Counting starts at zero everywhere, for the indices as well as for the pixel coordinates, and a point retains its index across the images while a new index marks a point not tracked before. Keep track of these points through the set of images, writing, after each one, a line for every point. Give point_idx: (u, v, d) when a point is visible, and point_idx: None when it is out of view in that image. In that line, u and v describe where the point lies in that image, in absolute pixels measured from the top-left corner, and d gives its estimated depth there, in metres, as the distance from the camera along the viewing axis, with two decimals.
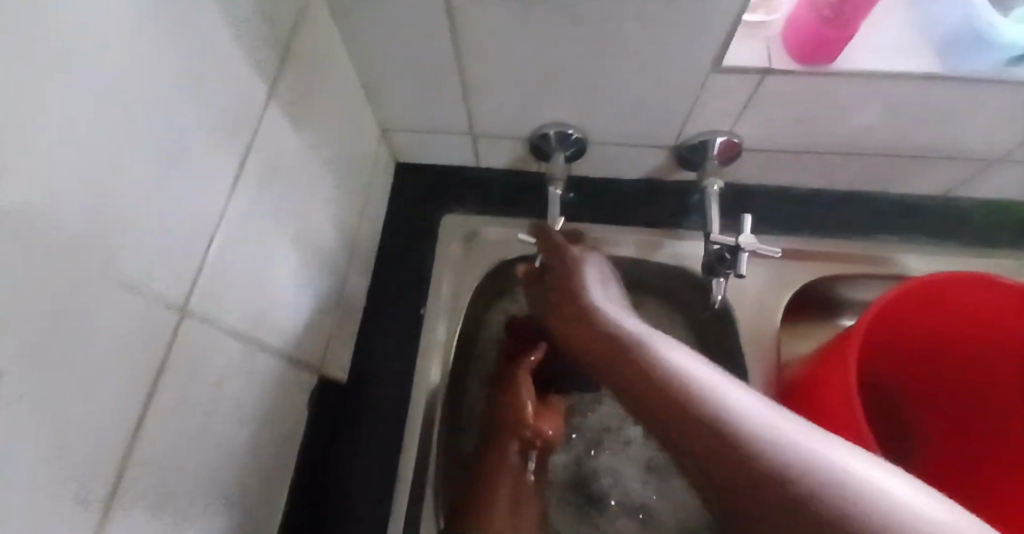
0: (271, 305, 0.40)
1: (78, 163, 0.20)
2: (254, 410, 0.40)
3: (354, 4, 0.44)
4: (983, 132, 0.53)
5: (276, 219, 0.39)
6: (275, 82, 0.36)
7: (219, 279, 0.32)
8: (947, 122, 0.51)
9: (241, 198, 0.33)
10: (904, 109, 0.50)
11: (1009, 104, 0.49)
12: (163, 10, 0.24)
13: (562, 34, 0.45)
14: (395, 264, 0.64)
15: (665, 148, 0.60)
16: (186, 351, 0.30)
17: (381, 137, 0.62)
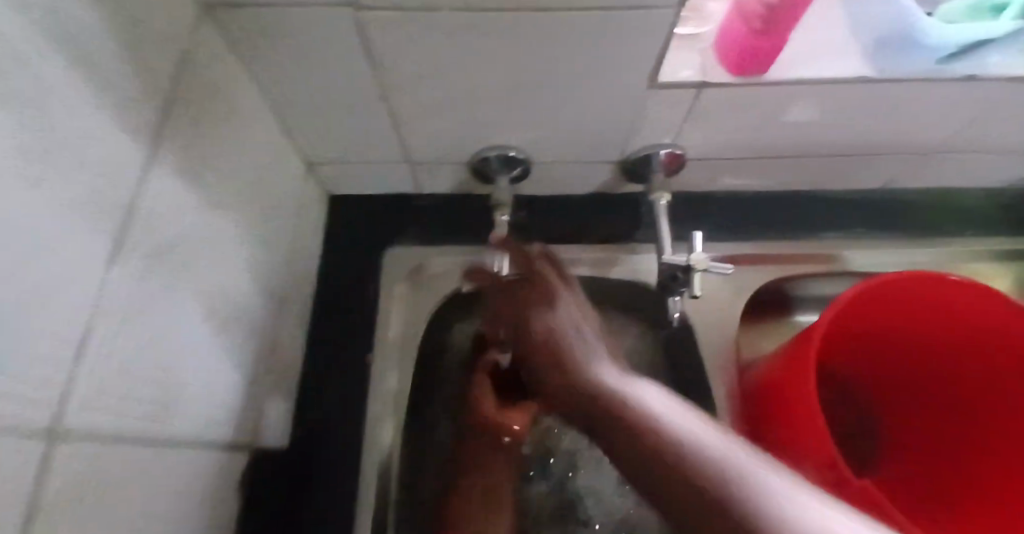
0: (176, 385, 0.36)
1: None
2: (173, 507, 0.36)
3: (254, 42, 0.40)
4: (917, 128, 0.53)
5: (174, 290, 0.35)
6: (156, 140, 0.31)
7: (98, 375, 0.28)
8: (881, 121, 0.51)
9: (121, 282, 0.29)
10: (841, 112, 0.50)
11: (940, 101, 0.49)
12: (8, 73, 0.20)
13: (487, 61, 0.42)
14: (336, 307, 0.60)
15: (610, 163, 0.58)
16: (62, 478, 0.25)
17: (307, 173, 0.58)
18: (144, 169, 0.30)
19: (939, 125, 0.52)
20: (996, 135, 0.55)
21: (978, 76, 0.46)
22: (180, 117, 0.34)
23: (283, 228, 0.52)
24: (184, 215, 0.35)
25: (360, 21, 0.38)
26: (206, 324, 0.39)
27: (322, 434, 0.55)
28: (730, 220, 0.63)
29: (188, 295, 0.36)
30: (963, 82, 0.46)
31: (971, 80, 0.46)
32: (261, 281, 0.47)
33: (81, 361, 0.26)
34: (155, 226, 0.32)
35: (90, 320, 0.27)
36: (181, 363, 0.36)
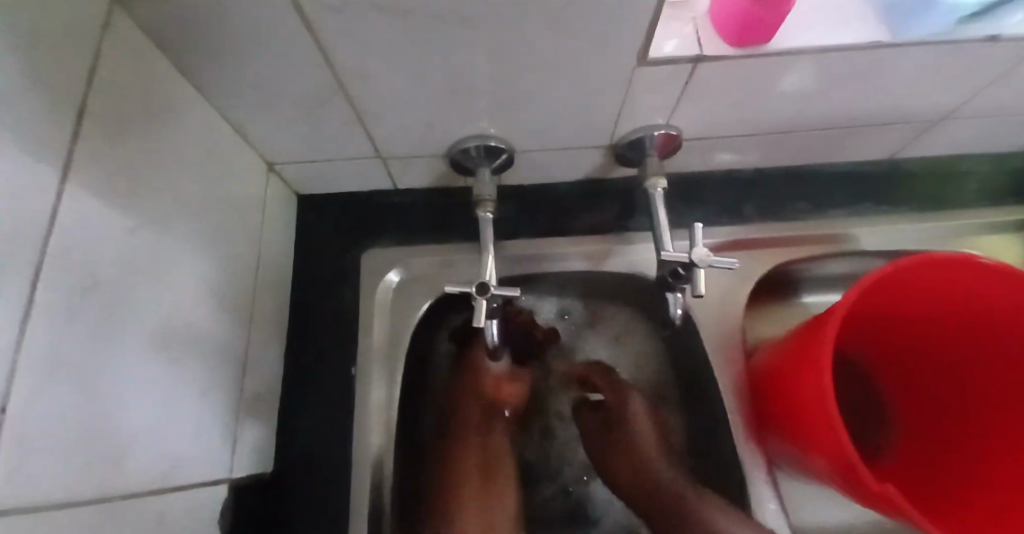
0: (140, 432, 0.31)
1: None
2: None
3: (185, 35, 0.35)
4: (932, 94, 0.48)
5: (121, 326, 0.30)
6: (69, 157, 0.27)
7: (32, 440, 0.23)
8: (894, 89, 0.47)
9: (45, 328, 0.24)
10: (850, 82, 0.45)
11: (960, 64, 0.44)
12: None
13: (456, 45, 0.37)
14: (314, 318, 0.56)
15: (599, 148, 0.53)
16: None
17: (270, 176, 0.53)
18: (56, 194, 0.26)
19: (954, 90, 0.48)
20: (1014, 97, 0.50)
21: (1001, 36, 0.41)
22: (98, 130, 0.29)
23: (246, 238, 0.47)
24: (120, 241, 0.31)
25: (303, 3, 0.32)
26: (165, 359, 0.35)
27: (309, 456, 0.52)
28: (728, 202, 0.59)
29: (137, 329, 0.32)
30: (985, 43, 0.42)
31: (995, 40, 0.41)
32: (223, 299, 0.43)
33: (11, 427, 0.22)
34: (84, 258, 0.27)
35: (10, 375, 0.22)
36: (142, 404, 0.32)
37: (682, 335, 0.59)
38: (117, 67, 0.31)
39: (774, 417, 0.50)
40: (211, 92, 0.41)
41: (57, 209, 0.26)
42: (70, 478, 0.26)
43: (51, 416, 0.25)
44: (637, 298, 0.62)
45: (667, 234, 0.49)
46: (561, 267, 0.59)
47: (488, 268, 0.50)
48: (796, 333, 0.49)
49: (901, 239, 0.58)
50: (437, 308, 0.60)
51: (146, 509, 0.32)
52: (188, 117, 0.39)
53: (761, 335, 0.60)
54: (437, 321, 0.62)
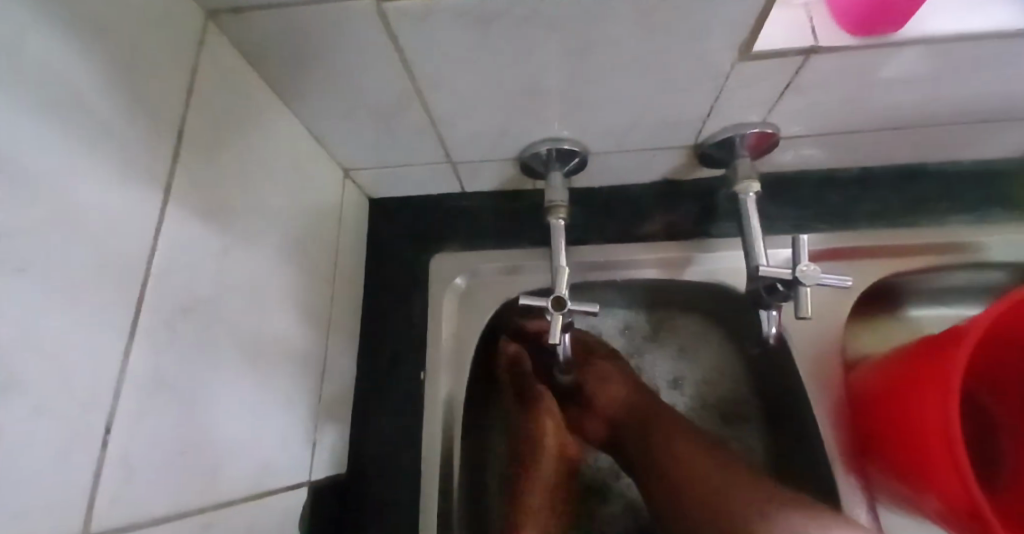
0: (233, 441, 0.32)
1: None
2: None
3: (272, 48, 0.35)
4: None
5: (215, 339, 0.31)
6: (169, 176, 0.27)
7: (131, 465, 0.24)
8: None
9: (147, 344, 0.25)
10: (988, 69, 0.39)
11: None
12: None
13: (541, 47, 0.35)
14: (386, 322, 0.57)
15: (681, 148, 0.50)
16: None
17: (345, 180, 0.54)
18: (157, 216, 0.26)
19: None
20: None
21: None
22: (194, 149, 0.30)
23: (324, 244, 0.48)
24: (214, 258, 0.31)
25: (383, 13, 0.32)
26: (254, 368, 0.35)
27: (381, 459, 0.52)
28: (824, 206, 0.54)
29: (229, 343, 0.32)
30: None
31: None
32: (304, 307, 0.44)
33: (112, 445, 0.23)
34: (182, 275, 0.28)
35: (113, 400, 0.23)
36: (233, 417, 0.32)
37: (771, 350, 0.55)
38: (210, 84, 0.32)
39: (879, 447, 0.45)
40: (293, 101, 0.41)
41: (159, 230, 0.26)
42: (166, 496, 0.26)
43: (151, 436, 0.25)
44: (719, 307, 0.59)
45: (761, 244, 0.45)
46: (636, 274, 0.57)
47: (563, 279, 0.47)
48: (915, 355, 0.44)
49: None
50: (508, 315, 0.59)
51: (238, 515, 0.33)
52: (274, 128, 0.40)
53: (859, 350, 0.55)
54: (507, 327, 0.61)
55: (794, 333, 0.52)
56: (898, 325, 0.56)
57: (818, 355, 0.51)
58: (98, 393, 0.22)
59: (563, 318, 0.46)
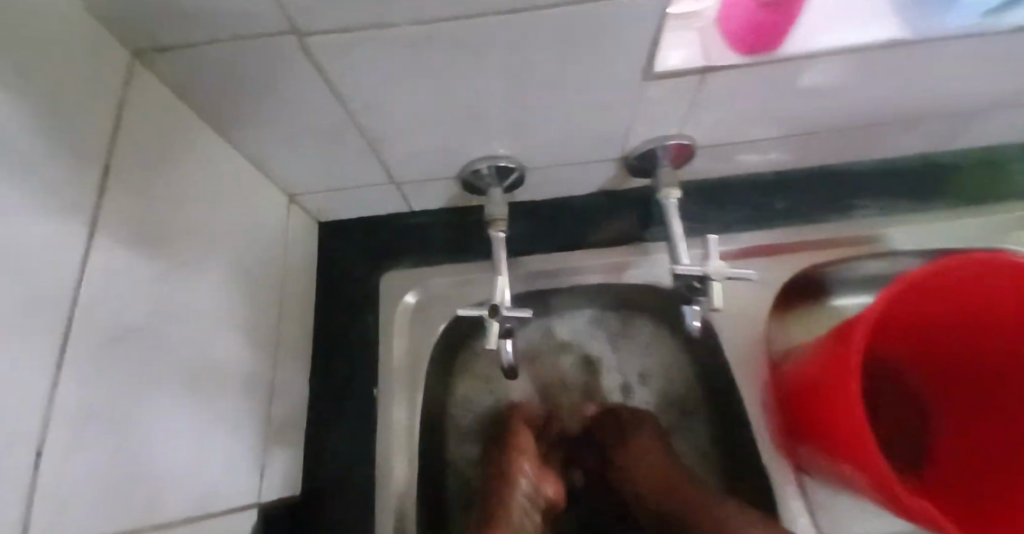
0: (169, 468, 0.32)
1: None
2: None
3: (201, 82, 0.36)
4: (961, 86, 0.46)
5: (147, 367, 0.31)
6: (95, 211, 0.28)
7: (65, 499, 0.24)
8: (917, 83, 0.45)
9: (73, 375, 0.26)
10: (872, 78, 0.43)
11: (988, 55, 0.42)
12: None
13: (462, 72, 0.38)
14: (337, 342, 0.57)
15: (611, 161, 0.53)
16: None
17: (290, 205, 0.55)
18: (83, 250, 0.27)
19: (982, 80, 0.46)
20: None
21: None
22: (121, 184, 0.31)
23: (268, 268, 0.49)
24: (147, 289, 0.32)
25: (306, 47, 0.33)
26: (193, 395, 0.36)
27: (335, 479, 0.53)
28: (750, 207, 0.58)
29: (164, 371, 0.33)
30: (1014, 35, 0.40)
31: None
32: (248, 330, 0.44)
33: (43, 470, 0.23)
34: (110, 305, 0.29)
35: (40, 432, 0.23)
36: (169, 446, 0.33)
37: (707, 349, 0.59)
38: (137, 118, 0.33)
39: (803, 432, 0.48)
40: (228, 132, 0.43)
41: (84, 264, 0.27)
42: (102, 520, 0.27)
43: (84, 465, 0.26)
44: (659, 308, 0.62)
45: (682, 245, 0.48)
46: (582, 281, 0.59)
47: (502, 287, 0.49)
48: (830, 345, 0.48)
49: (933, 238, 0.56)
50: (456, 333, 0.61)
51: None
52: (209, 159, 0.41)
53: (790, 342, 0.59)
54: (456, 346, 0.63)
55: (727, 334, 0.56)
56: (826, 313, 0.60)
57: (750, 354, 0.55)
58: (27, 429, 0.22)
59: (498, 324, 0.48)
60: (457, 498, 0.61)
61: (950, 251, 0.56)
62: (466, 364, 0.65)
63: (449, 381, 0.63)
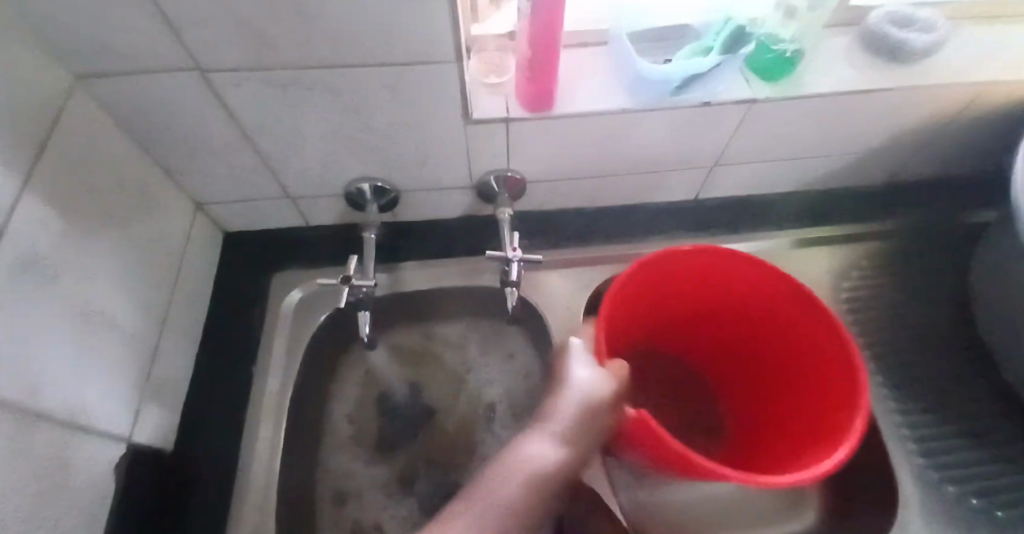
0: (40, 383, 0.40)
1: None
2: (46, 487, 0.41)
3: (121, 101, 0.48)
4: (703, 149, 0.65)
5: (33, 299, 0.40)
6: (18, 169, 0.39)
7: None
8: (671, 141, 0.63)
9: None
10: (632, 135, 0.60)
11: (712, 125, 0.60)
12: None
13: (324, 106, 0.51)
14: (226, 332, 0.66)
15: (465, 188, 0.68)
16: None
17: (199, 212, 0.65)
18: (13, 195, 0.38)
19: (715, 144, 0.64)
20: (768, 150, 0.67)
21: (713, 101, 0.56)
22: (44, 159, 0.41)
23: (165, 256, 0.58)
24: (48, 245, 0.42)
25: (207, 78, 0.47)
26: (70, 338, 0.44)
27: (206, 445, 0.60)
28: (573, 235, 0.77)
29: (47, 306, 0.42)
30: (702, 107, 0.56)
31: (708, 104, 0.55)
32: (137, 301, 0.54)
33: None
34: (18, 244, 0.39)
35: None
36: (41, 365, 0.41)
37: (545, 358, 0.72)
38: (66, 120, 0.44)
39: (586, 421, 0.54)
40: (140, 143, 0.54)
41: (13, 207, 0.38)
42: None
43: None
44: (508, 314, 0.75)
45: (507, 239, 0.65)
46: (441, 286, 0.73)
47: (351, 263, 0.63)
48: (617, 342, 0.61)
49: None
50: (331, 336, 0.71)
51: (50, 442, 0.41)
52: (123, 160, 0.52)
53: None
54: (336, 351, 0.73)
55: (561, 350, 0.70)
56: None
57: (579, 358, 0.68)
58: None
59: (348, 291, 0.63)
60: (328, 495, 0.64)
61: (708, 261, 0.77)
62: (346, 372, 0.73)
63: (323, 387, 0.71)
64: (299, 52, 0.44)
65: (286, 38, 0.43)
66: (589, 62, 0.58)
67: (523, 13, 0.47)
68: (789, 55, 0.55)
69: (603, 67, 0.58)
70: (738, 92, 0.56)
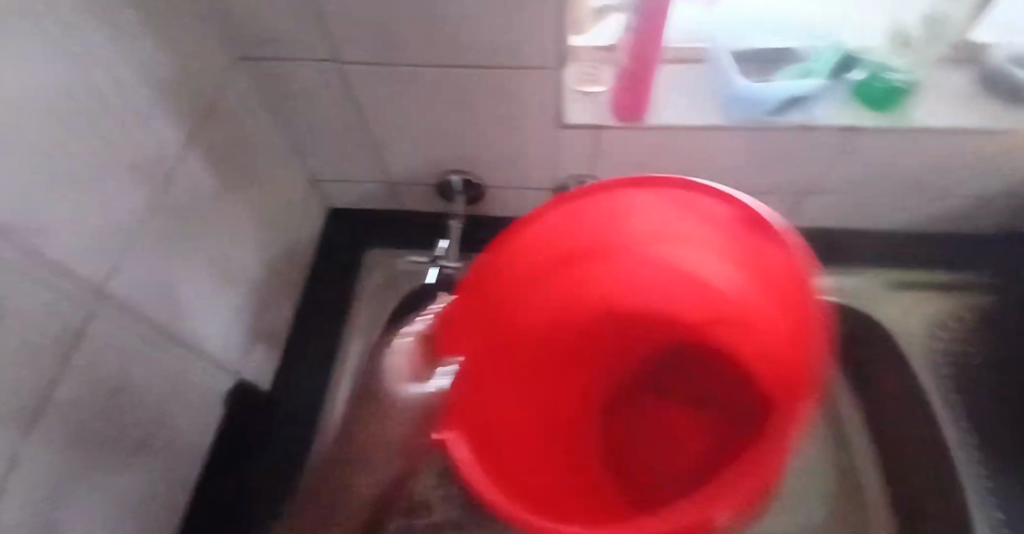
0: (182, 312, 0.48)
1: (41, 173, 0.31)
2: (173, 400, 0.48)
3: (269, 82, 0.56)
4: (793, 175, 0.64)
5: (187, 243, 0.48)
6: (187, 130, 0.46)
7: (124, 275, 0.40)
8: (762, 163, 0.62)
9: (152, 214, 0.42)
10: (721, 154, 0.61)
11: (807, 151, 0.59)
12: (105, 104, 0.37)
13: (433, 101, 0.56)
14: (320, 296, 0.73)
15: (546, 189, 0.71)
16: (102, 329, 0.38)
17: (312, 186, 0.72)
18: (185, 152, 0.46)
19: (810, 170, 0.63)
20: (865, 181, 0.64)
21: (812, 124, 0.55)
22: (209, 125, 0.50)
23: (284, 221, 0.66)
24: (203, 196, 0.49)
25: (342, 68, 0.53)
26: (209, 278, 0.52)
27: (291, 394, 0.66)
28: None
29: (196, 249, 0.49)
30: (799, 130, 0.56)
31: (807, 128, 0.55)
32: (261, 255, 0.61)
33: (125, 263, 0.40)
34: (180, 191, 0.46)
35: (124, 234, 0.39)
36: (187, 296, 0.48)
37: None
38: (228, 97, 0.52)
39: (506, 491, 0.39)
40: (278, 121, 0.61)
41: (185, 159, 0.46)
42: (140, 306, 0.42)
43: (135, 268, 0.41)
44: None
45: None
46: None
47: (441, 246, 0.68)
48: (548, 357, 0.56)
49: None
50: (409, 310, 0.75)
51: (180, 362, 0.48)
52: (262, 133, 0.59)
53: None
54: None
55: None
56: None
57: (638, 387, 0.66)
58: (121, 222, 0.39)
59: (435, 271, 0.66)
60: None
61: None
62: None
63: None
64: (420, 51, 0.50)
65: (414, 36, 0.48)
66: (684, 79, 0.60)
67: (629, 25, 0.49)
68: (899, 86, 0.53)
69: (700, 84, 0.59)
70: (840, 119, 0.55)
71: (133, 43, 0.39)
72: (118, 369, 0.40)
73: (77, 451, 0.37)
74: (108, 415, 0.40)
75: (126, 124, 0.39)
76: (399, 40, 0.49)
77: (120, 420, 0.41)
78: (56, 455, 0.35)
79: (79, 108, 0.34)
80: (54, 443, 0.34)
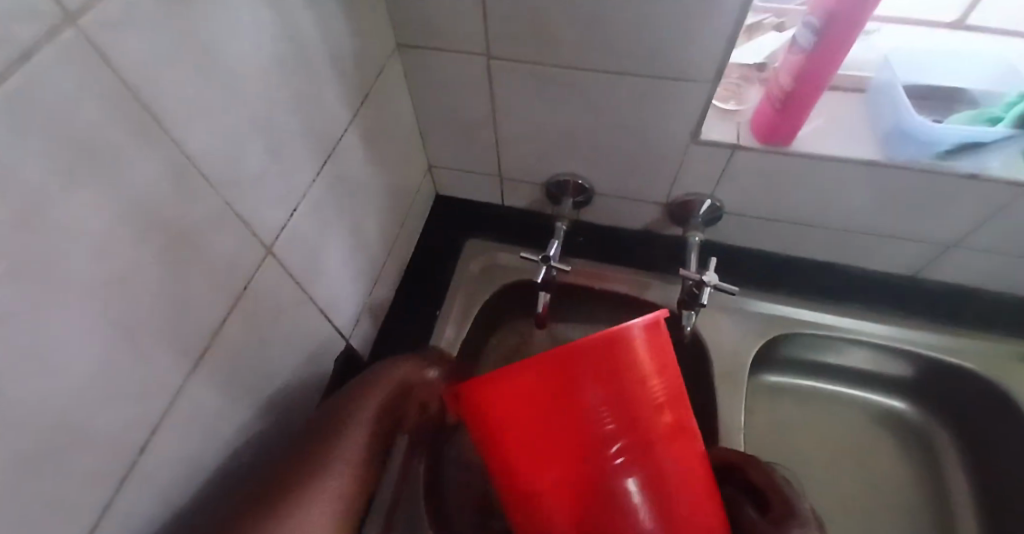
0: (319, 276, 0.51)
1: (225, 128, 0.35)
2: (301, 356, 0.51)
3: (416, 71, 0.59)
4: (941, 221, 0.59)
5: (330, 212, 0.51)
6: (350, 107, 0.50)
7: (279, 231, 0.43)
8: (907, 206, 0.58)
9: (307, 180, 0.46)
10: (866, 193, 0.57)
11: (964, 198, 0.55)
12: (291, 79, 0.41)
13: (567, 104, 0.57)
14: (420, 278, 0.74)
15: (657, 205, 0.68)
16: (265, 277, 0.42)
17: (428, 172, 0.74)
18: (344, 129, 0.50)
19: (965, 222, 0.58)
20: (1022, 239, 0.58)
21: (980, 173, 0.52)
22: (368, 105, 0.53)
23: (404, 201, 0.68)
24: (352, 168, 0.53)
25: (490, 65, 0.55)
26: (344, 246, 0.54)
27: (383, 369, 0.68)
28: (758, 278, 0.72)
29: (337, 218, 0.52)
30: (966, 178, 0.52)
31: (974, 176, 0.52)
32: (384, 230, 0.63)
33: (288, 226, 0.44)
34: (333, 163, 0.49)
35: (282, 198, 0.43)
36: (326, 259, 0.51)
37: (695, 405, 0.69)
38: (385, 81, 0.56)
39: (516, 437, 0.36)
40: (418, 107, 0.64)
41: (343, 134, 0.50)
42: (291, 262, 0.46)
43: (288, 228, 0.44)
44: (682, 348, 0.71)
45: (693, 258, 0.65)
46: (606, 289, 0.72)
47: (551, 246, 0.65)
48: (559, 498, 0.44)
49: (893, 354, 0.70)
50: (502, 301, 0.75)
51: (311, 320, 0.51)
52: (402, 117, 0.62)
53: (751, 402, 0.74)
54: (498, 320, 0.76)
55: (721, 407, 0.65)
56: (774, 387, 0.75)
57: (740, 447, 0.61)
58: (282, 186, 0.42)
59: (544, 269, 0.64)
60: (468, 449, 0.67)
61: (902, 347, 0.69)
62: (501, 340, 0.77)
63: (479, 349, 0.74)
64: (574, 52, 0.51)
65: (568, 37, 0.50)
66: (833, 112, 0.58)
67: (797, 46, 0.48)
68: None
69: (854, 119, 0.57)
70: (1014, 172, 0.52)
71: (321, 25, 0.43)
72: (263, 322, 0.43)
73: (226, 387, 0.40)
74: (252, 359, 0.43)
75: (305, 98, 0.43)
76: (550, 40, 0.51)
77: (261, 367, 0.44)
78: (209, 389, 0.38)
79: (271, 81, 0.39)
80: (211, 380, 0.38)
